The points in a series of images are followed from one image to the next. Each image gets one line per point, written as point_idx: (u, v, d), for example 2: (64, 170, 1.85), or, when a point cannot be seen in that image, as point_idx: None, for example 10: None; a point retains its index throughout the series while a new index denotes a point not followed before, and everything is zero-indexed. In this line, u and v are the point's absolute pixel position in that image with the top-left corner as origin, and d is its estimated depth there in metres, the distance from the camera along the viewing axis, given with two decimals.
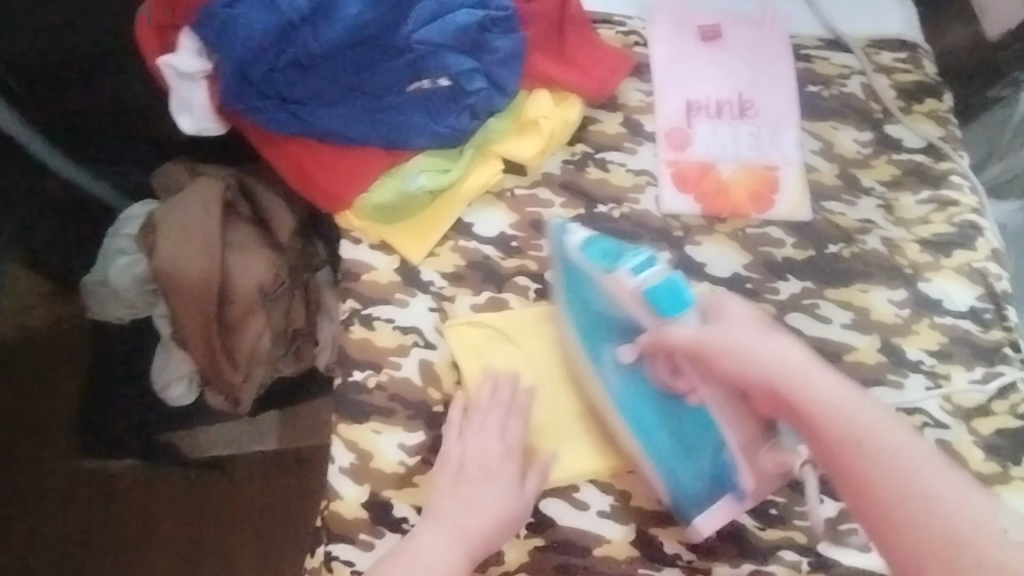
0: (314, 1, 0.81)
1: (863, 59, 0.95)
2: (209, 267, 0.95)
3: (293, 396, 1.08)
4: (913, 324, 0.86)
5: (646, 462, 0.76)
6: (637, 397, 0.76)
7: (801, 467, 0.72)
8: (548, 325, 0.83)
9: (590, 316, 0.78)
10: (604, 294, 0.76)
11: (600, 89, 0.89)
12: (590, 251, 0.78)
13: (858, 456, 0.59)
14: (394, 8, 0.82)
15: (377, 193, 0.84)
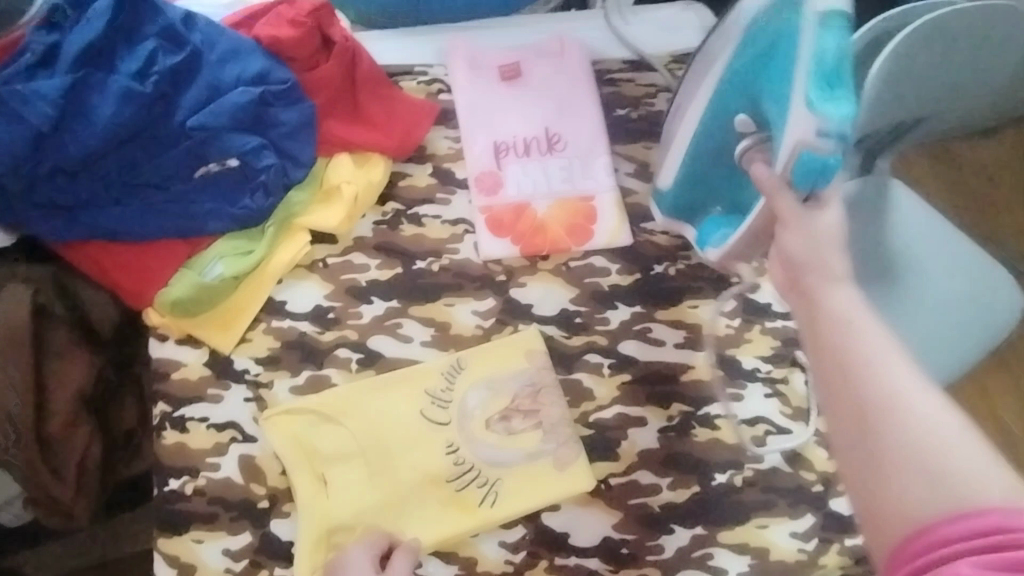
0: (62, 104, 0.74)
1: (666, 76, 0.96)
2: (25, 381, 0.88)
3: (140, 498, 1.01)
4: (744, 333, 0.86)
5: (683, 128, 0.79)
6: (721, 110, 0.72)
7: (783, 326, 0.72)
8: (374, 397, 0.80)
9: (742, 85, 0.69)
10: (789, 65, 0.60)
11: (403, 145, 0.88)
12: (803, 38, 0.59)
13: (853, 385, 0.46)
14: (158, 99, 0.78)
15: (177, 286, 0.80)
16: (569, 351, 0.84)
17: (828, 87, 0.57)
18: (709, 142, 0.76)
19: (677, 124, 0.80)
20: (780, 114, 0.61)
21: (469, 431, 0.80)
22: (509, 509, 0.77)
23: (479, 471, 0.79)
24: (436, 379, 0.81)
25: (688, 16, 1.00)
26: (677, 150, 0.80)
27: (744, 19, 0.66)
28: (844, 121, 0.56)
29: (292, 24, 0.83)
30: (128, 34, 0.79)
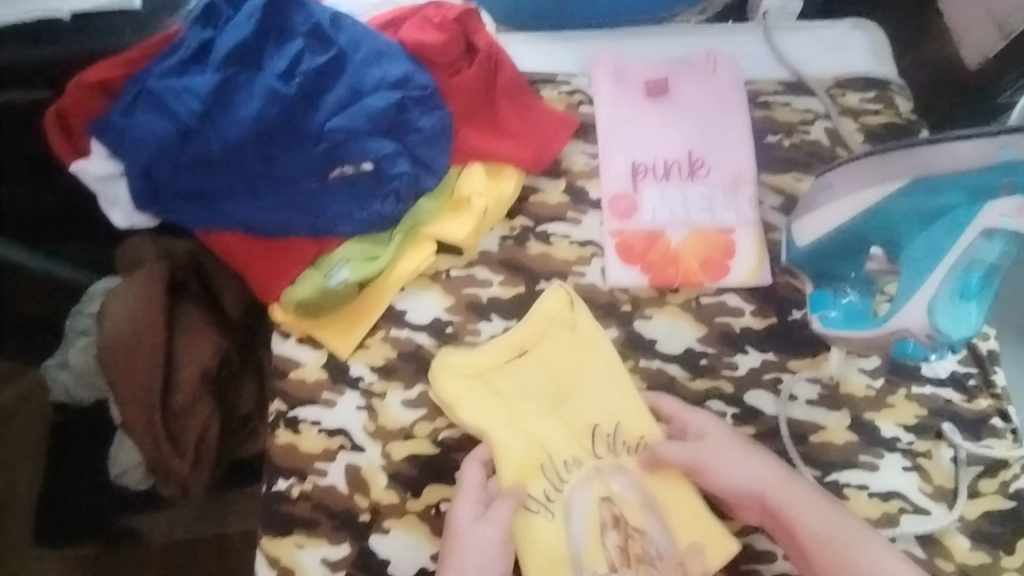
0: (210, 95, 0.73)
1: (827, 102, 0.89)
2: (155, 356, 0.93)
3: (247, 479, 1.06)
4: (887, 397, 0.80)
5: (815, 215, 0.73)
6: (874, 221, 0.69)
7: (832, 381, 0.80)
8: (534, 419, 0.76)
9: (904, 216, 0.67)
10: (954, 254, 0.64)
11: (537, 159, 0.85)
12: (987, 247, 0.63)
13: (831, 554, 0.69)
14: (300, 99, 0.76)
15: (300, 287, 0.80)
16: (688, 396, 0.80)
17: (970, 290, 0.64)
18: (852, 238, 0.71)
19: (812, 204, 0.74)
20: (908, 285, 0.66)
21: (626, 478, 0.75)
22: (671, 549, 0.74)
23: (643, 474, 0.76)
24: (607, 359, 0.79)
25: (856, 36, 0.93)
26: (820, 221, 0.73)
27: (927, 171, 0.64)
28: (967, 330, 0.64)
29: (438, 29, 0.80)
30: (276, 29, 0.75)
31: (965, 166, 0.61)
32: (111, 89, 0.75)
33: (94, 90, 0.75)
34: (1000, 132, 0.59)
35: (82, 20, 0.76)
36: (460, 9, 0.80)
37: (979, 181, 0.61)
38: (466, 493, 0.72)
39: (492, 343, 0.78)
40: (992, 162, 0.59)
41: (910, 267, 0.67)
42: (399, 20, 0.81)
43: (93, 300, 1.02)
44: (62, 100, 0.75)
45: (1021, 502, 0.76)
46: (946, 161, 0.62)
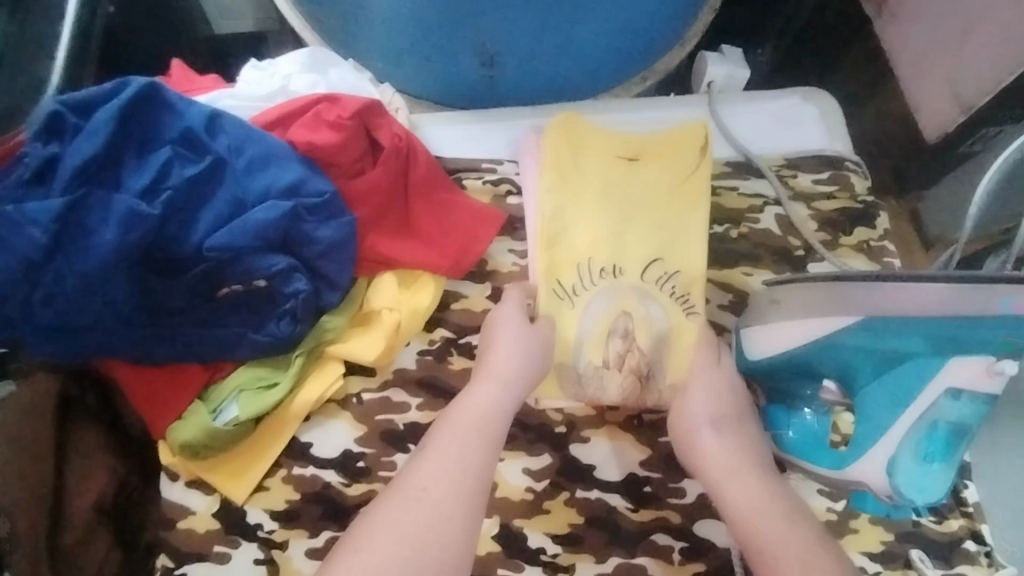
0: (58, 225, 0.63)
1: (778, 185, 0.81)
2: (35, 486, 0.75)
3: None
4: (850, 521, 0.73)
5: (772, 339, 0.69)
6: (837, 356, 0.66)
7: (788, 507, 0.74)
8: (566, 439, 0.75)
9: (867, 356, 0.64)
10: (918, 412, 0.63)
11: (456, 264, 0.75)
12: (955, 409, 0.62)
13: None
14: (170, 220, 0.67)
15: (185, 426, 0.69)
16: (631, 531, 0.71)
17: (934, 452, 0.64)
18: (808, 364, 0.68)
19: (771, 327, 0.69)
20: (868, 435, 0.65)
21: (656, 370, 0.73)
22: (664, 378, 0.73)
23: (674, 308, 0.74)
24: (700, 219, 0.76)
25: (807, 109, 0.85)
26: (775, 339, 0.69)
27: (893, 312, 0.61)
28: (930, 493, 0.65)
29: (333, 127, 0.71)
30: (135, 139, 0.67)
31: (934, 310, 0.59)
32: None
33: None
34: (968, 280, 0.57)
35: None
36: (357, 103, 0.71)
37: (946, 331, 0.59)
38: (453, 426, 0.64)
39: (598, 148, 0.78)
40: (960, 313, 0.58)
41: (871, 411, 0.65)
42: (290, 116, 0.72)
43: None
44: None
45: None
46: (906, 302, 0.60)
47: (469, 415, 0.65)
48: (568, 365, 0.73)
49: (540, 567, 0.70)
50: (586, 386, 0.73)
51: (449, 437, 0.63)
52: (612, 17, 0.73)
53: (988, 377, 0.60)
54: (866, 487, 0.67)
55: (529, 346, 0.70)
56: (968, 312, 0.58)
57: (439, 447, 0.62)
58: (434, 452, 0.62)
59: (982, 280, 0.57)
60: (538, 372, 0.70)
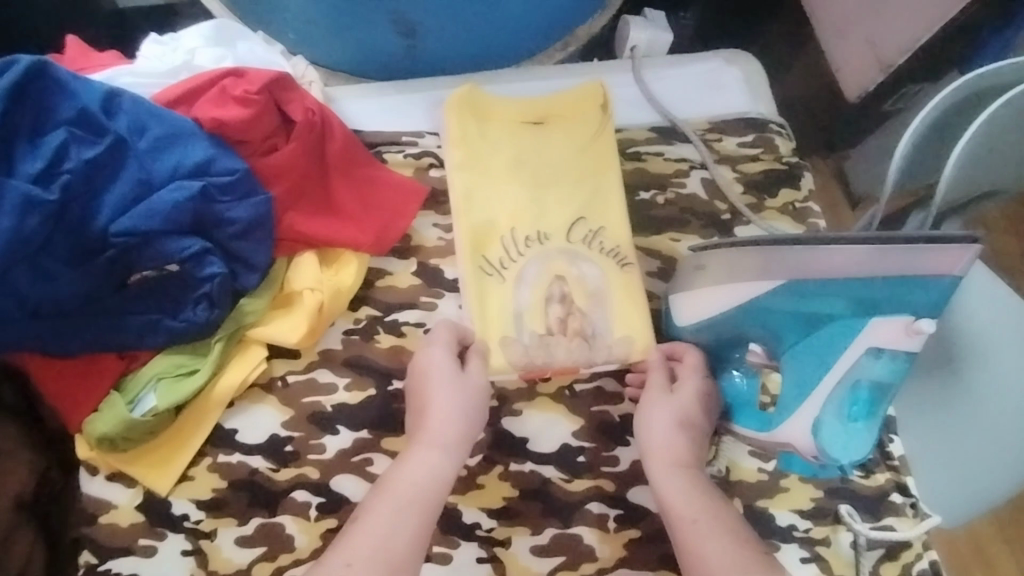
0: None
1: (703, 149, 0.81)
2: None
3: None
4: (781, 480, 0.74)
5: (708, 301, 0.68)
6: (763, 317, 0.65)
7: (718, 469, 0.74)
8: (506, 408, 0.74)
9: (788, 317, 0.63)
10: (842, 369, 0.61)
11: (380, 239, 0.74)
12: (879, 368, 0.60)
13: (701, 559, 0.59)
14: (71, 204, 0.63)
15: (101, 419, 0.67)
16: (567, 499, 0.71)
17: (855, 412, 0.62)
18: (735, 326, 0.68)
19: (702, 291, 0.69)
20: (795, 394, 0.63)
21: (598, 324, 0.73)
22: (611, 334, 0.73)
23: (608, 263, 0.75)
24: (615, 174, 0.77)
25: (731, 72, 0.85)
26: (705, 305, 0.68)
27: (816, 273, 0.60)
28: (853, 452, 0.63)
29: (240, 102, 0.68)
30: (30, 123, 0.63)
31: (855, 272, 0.59)
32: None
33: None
34: (885, 242, 0.56)
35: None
36: (264, 77, 0.68)
37: (870, 290, 0.59)
38: (391, 498, 0.62)
39: (503, 115, 0.78)
40: (880, 274, 0.58)
41: (796, 373, 0.63)
42: (194, 93, 0.69)
43: None
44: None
45: None
46: (824, 265, 0.60)
47: (408, 486, 0.63)
48: (511, 338, 0.72)
49: (476, 541, 0.69)
50: (533, 355, 0.72)
51: (386, 510, 0.61)
52: None
53: (908, 337, 0.59)
54: (793, 448, 0.65)
55: (463, 400, 0.68)
56: (887, 271, 0.57)
57: (376, 513, 0.60)
58: (370, 520, 0.60)
59: (907, 240, 0.56)
60: (475, 429, 0.68)
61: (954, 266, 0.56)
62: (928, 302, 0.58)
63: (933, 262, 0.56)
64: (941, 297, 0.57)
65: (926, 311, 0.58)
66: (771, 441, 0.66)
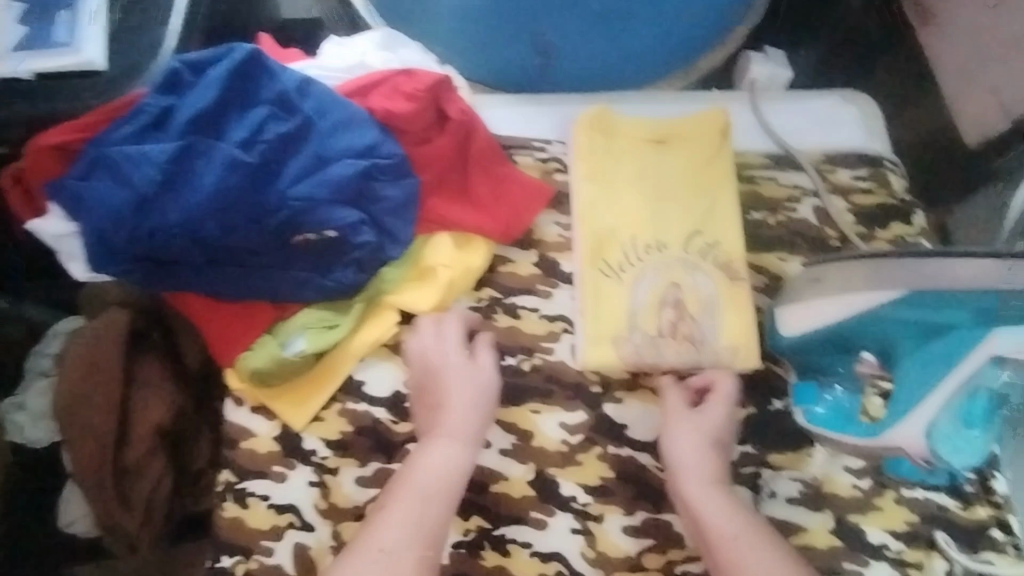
0: (167, 168, 0.71)
1: (816, 178, 0.85)
2: (111, 407, 0.90)
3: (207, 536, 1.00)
4: (874, 499, 0.73)
5: (815, 311, 0.71)
6: (876, 326, 0.67)
7: (813, 480, 0.74)
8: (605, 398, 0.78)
9: (903, 326, 0.66)
10: (961, 376, 0.62)
11: (508, 230, 0.82)
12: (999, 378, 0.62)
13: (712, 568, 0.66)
14: (260, 167, 0.73)
15: (254, 355, 0.76)
16: (659, 487, 0.75)
17: (972, 418, 0.63)
18: (851, 332, 0.70)
19: (811, 302, 0.71)
20: (908, 399, 0.65)
21: (708, 331, 0.78)
22: (717, 341, 0.78)
23: (721, 277, 0.79)
24: (731, 193, 0.83)
25: (848, 109, 0.89)
26: (811, 315, 0.71)
27: (937, 284, 0.63)
28: (967, 458, 0.64)
29: (409, 98, 0.78)
30: (239, 100, 0.75)
31: (976, 284, 0.61)
32: (69, 150, 0.72)
33: (52, 151, 0.72)
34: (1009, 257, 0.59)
35: (44, 79, 0.74)
36: (431, 78, 0.78)
37: (991, 302, 0.60)
38: (413, 484, 0.69)
39: (630, 131, 0.85)
40: (1001, 288, 0.60)
41: (911, 379, 0.66)
42: (370, 86, 0.79)
43: (54, 339, 1.03)
44: (22, 162, 0.73)
45: None
46: (944, 276, 0.62)
47: (425, 474, 0.70)
48: (623, 336, 0.78)
49: (571, 513, 0.74)
50: (644, 353, 0.78)
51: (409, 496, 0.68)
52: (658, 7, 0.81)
53: None
54: (902, 453, 0.66)
55: (478, 394, 0.75)
56: (1008, 285, 0.59)
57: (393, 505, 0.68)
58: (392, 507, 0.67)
59: None
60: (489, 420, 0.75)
61: None
62: None
63: None
64: None
65: None
66: (879, 447, 0.68)
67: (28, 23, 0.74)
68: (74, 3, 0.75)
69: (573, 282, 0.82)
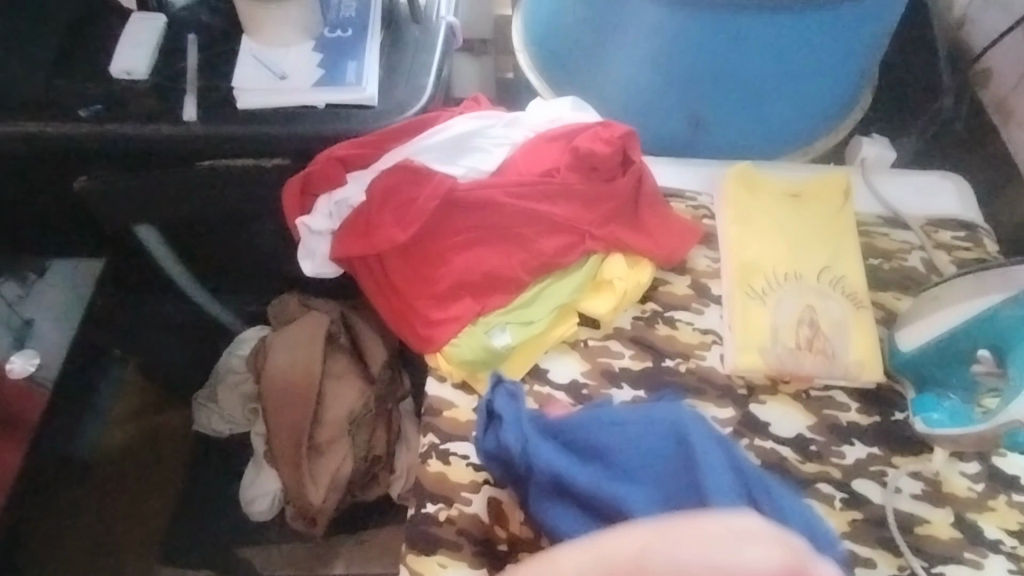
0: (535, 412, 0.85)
1: (922, 235, 1.02)
2: (309, 392, 1.12)
3: (370, 518, 1.27)
4: (988, 500, 0.86)
5: (933, 324, 0.88)
6: (992, 327, 0.83)
7: (935, 474, 0.87)
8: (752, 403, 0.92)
9: (1016, 323, 0.81)
10: None
11: (669, 256, 0.99)
12: None
13: None
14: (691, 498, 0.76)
15: (464, 347, 0.93)
16: (801, 477, 0.86)
17: None
18: (964, 333, 0.85)
19: (929, 319, 0.88)
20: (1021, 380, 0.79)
21: (839, 348, 0.92)
22: (847, 357, 0.92)
23: (848, 304, 0.95)
24: (855, 239, 1.00)
25: (946, 184, 1.08)
26: (925, 328, 0.88)
27: None
28: None
29: (607, 143, 0.99)
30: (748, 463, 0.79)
31: None
32: (347, 161, 1.00)
33: (335, 162, 0.99)
34: None
35: (332, 109, 1.01)
36: (623, 130, 0.99)
37: None
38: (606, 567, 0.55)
39: (773, 187, 1.04)
40: None
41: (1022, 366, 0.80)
42: (572, 134, 1.01)
43: (245, 344, 1.27)
44: (310, 169, 1.00)
45: None
46: None
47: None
48: (767, 346, 0.92)
49: None
50: (785, 361, 0.91)
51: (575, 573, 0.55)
52: (797, 103, 1.07)
53: None
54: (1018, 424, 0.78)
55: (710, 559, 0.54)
56: None
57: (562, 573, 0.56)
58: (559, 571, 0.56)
59: None
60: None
61: None
62: None
63: None
64: None
65: None
66: (994, 426, 0.81)
67: (324, 67, 1.02)
68: (358, 56, 1.03)
69: (721, 303, 0.98)
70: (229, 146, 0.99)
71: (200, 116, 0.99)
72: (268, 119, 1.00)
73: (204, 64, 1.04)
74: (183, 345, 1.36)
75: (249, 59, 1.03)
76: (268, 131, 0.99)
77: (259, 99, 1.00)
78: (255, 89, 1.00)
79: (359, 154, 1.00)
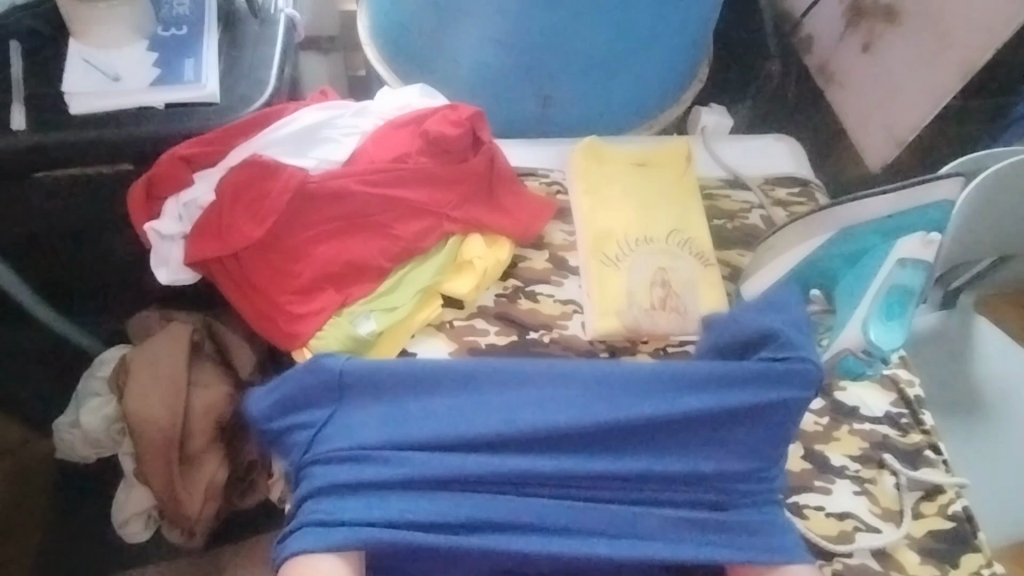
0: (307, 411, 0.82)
1: (761, 195, 1.09)
2: (175, 405, 1.07)
3: (251, 528, 1.23)
4: (833, 431, 0.92)
5: (772, 269, 0.92)
6: (819, 266, 0.89)
7: None
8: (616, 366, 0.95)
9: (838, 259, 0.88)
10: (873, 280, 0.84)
11: (525, 232, 1.02)
12: (908, 275, 0.83)
13: None
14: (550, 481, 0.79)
15: (330, 338, 0.92)
16: None
17: (892, 312, 0.84)
18: (800, 280, 0.91)
19: (767, 266, 0.93)
20: (846, 311, 0.86)
21: (689, 302, 0.97)
22: (697, 311, 0.97)
23: (697, 262, 1.00)
24: (699, 201, 1.06)
25: (779, 145, 1.16)
26: (766, 275, 0.92)
27: (856, 219, 0.85)
28: (894, 342, 0.84)
29: (454, 125, 0.99)
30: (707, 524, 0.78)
31: (880, 212, 0.83)
32: (193, 160, 0.96)
33: (179, 162, 0.96)
34: (902, 188, 0.82)
35: (172, 109, 0.98)
36: (470, 111, 1.00)
37: (895, 220, 0.83)
38: None
39: (621, 157, 1.08)
40: (895, 212, 0.83)
41: (847, 297, 0.87)
42: (421, 118, 1.01)
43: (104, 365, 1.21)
44: (154, 170, 0.96)
45: (960, 523, 0.86)
46: (857, 213, 0.85)
47: None
48: (623, 310, 0.95)
49: None
50: (642, 321, 0.95)
51: None
52: (639, 79, 1.12)
53: (925, 247, 0.82)
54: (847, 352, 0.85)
55: None
56: (901, 207, 0.82)
57: None
58: None
59: (917, 183, 0.81)
60: None
61: (944, 194, 0.81)
62: (929, 220, 0.82)
63: (933, 194, 0.81)
64: (939, 217, 0.82)
65: (932, 228, 0.83)
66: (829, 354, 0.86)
67: (160, 65, 0.99)
68: (196, 53, 1.01)
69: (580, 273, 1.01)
70: (63, 154, 0.95)
71: (29, 123, 0.95)
72: (103, 123, 0.96)
73: (32, 71, 0.99)
74: (41, 372, 1.28)
75: (76, 61, 0.98)
76: (105, 134, 0.95)
77: (91, 102, 0.96)
78: (86, 92, 0.96)
79: (202, 151, 0.96)
